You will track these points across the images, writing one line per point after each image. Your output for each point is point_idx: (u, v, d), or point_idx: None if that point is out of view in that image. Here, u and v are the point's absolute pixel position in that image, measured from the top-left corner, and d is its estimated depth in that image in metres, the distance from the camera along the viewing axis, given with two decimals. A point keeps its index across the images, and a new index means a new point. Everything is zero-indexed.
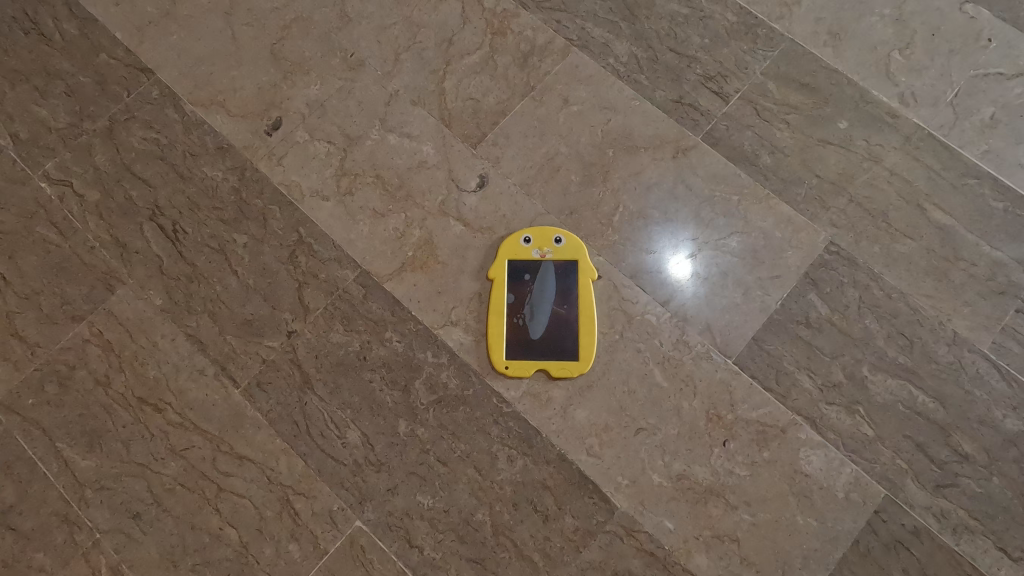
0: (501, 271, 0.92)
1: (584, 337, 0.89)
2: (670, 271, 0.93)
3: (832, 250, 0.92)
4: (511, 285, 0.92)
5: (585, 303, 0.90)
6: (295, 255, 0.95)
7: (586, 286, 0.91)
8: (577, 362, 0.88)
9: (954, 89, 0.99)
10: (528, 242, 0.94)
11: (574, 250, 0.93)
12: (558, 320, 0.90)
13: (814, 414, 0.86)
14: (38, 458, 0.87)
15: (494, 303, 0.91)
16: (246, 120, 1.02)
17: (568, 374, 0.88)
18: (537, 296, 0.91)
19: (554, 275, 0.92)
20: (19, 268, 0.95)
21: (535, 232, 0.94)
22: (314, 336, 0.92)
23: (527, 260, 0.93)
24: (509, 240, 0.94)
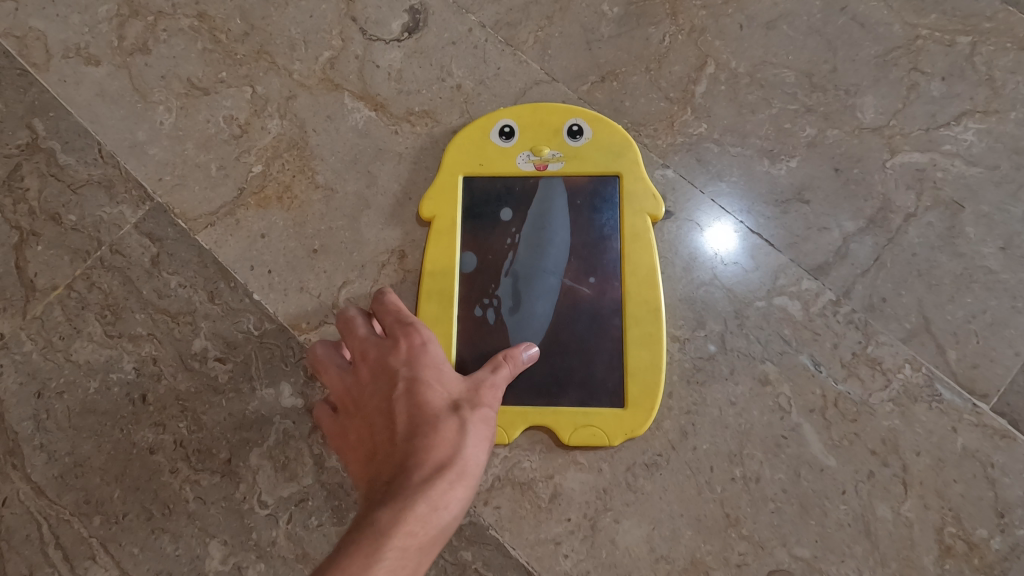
0: (448, 202, 0.42)
1: (637, 352, 0.38)
2: (790, 223, 0.41)
3: None
4: (468, 233, 0.41)
5: (638, 273, 0.39)
6: (19, 176, 0.45)
7: (640, 235, 0.40)
8: (620, 412, 0.37)
9: None
10: (509, 137, 0.42)
11: (612, 153, 0.42)
12: (575, 314, 0.39)
13: None
14: None
15: (431, 274, 0.40)
16: None
17: (597, 442, 0.37)
18: (528, 256, 0.40)
19: (567, 209, 0.41)
20: None
21: (524, 113, 0.43)
22: (38, 349, 0.42)
23: (506, 178, 0.42)
24: (468, 134, 0.43)
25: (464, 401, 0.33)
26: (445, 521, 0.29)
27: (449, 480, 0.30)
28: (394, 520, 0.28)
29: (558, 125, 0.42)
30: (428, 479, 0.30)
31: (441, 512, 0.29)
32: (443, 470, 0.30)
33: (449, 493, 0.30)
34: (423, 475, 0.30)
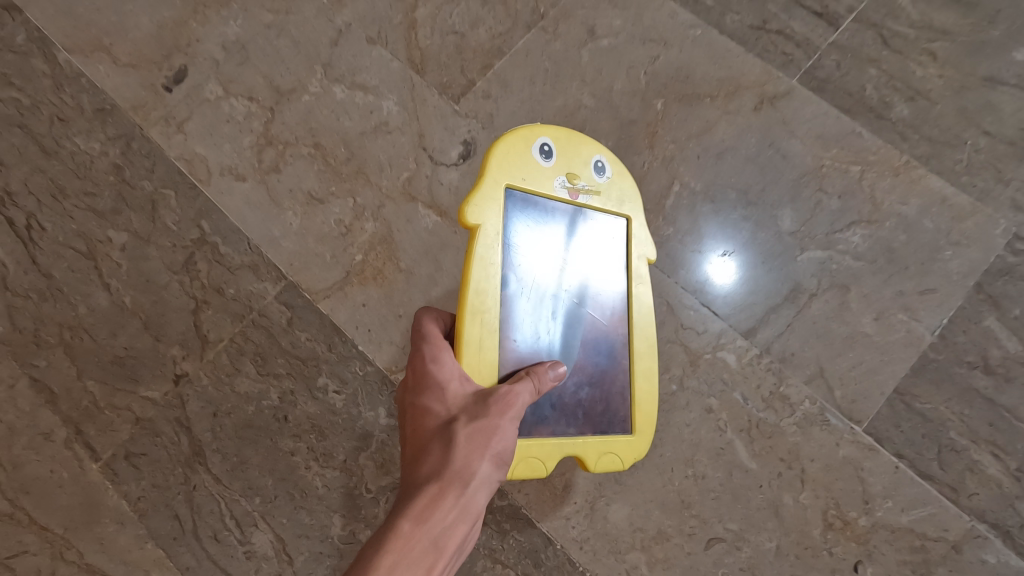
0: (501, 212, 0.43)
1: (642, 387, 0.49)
2: (732, 296, 0.59)
3: (1019, 249, 0.58)
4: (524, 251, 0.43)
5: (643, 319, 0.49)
6: (193, 261, 0.65)
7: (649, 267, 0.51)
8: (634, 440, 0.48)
9: None
10: (546, 157, 0.46)
11: (623, 185, 0.49)
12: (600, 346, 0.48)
13: (1010, 520, 0.52)
14: None
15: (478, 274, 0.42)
16: (138, 72, 0.72)
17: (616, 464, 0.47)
18: (564, 284, 0.46)
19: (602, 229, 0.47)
20: None
21: (556, 144, 0.48)
22: (212, 382, 0.61)
23: (549, 201, 0.46)
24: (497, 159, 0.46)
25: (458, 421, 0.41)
26: (428, 532, 0.38)
27: (431, 498, 0.39)
28: (386, 535, 0.38)
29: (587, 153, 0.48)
30: (416, 499, 0.40)
31: (425, 526, 0.38)
32: (428, 489, 0.40)
33: (432, 510, 0.39)
34: (415, 497, 0.40)
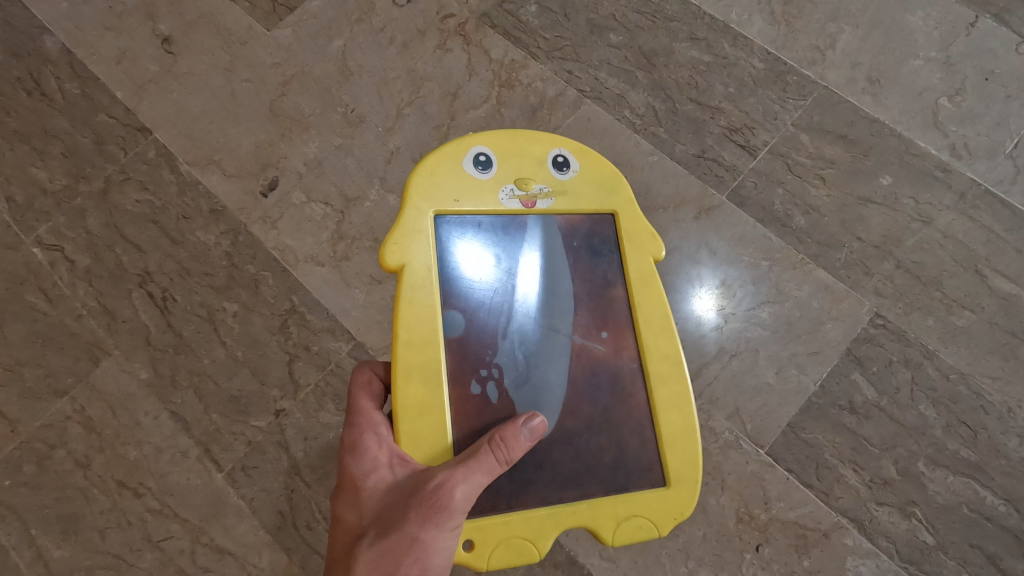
0: (452, 221, 0.59)
1: (672, 417, 0.57)
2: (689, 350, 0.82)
3: (877, 323, 0.82)
4: (471, 251, 0.58)
5: (660, 353, 0.58)
6: (286, 325, 0.89)
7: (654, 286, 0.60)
8: (666, 489, 0.55)
9: (1015, 139, 0.89)
10: (495, 176, 0.61)
11: (586, 176, 0.63)
12: (601, 385, 0.57)
13: (864, 516, 0.75)
14: (10, 546, 0.82)
15: (405, 331, 0.54)
16: (241, 180, 0.97)
17: (643, 512, 0.54)
18: (543, 306, 0.58)
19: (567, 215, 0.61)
20: (5, 336, 0.91)
21: (499, 139, 0.62)
22: (303, 416, 0.85)
23: (501, 207, 0.60)
24: (433, 166, 0.60)
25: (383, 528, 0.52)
26: None
27: None
28: None
29: (537, 158, 0.62)
30: None
31: None
32: None
33: None
34: None
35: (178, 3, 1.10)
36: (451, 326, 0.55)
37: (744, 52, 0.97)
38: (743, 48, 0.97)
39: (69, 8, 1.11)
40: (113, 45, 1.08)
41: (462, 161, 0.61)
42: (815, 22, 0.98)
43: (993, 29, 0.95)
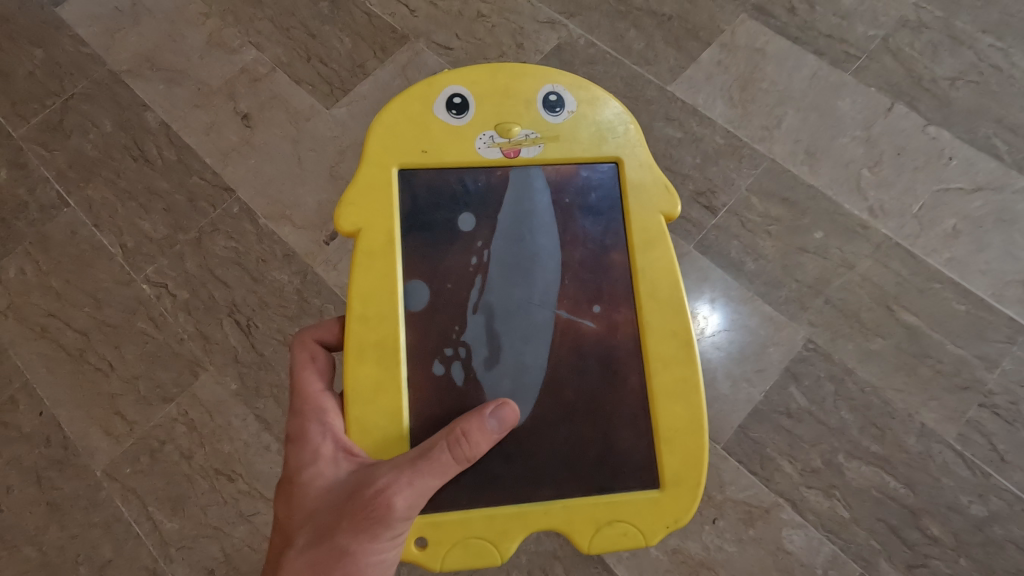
0: (436, 152, 0.74)
1: (679, 396, 0.68)
2: None
3: (809, 346, 1.05)
4: (447, 186, 0.73)
5: (662, 341, 0.69)
6: None
7: (661, 264, 0.71)
8: (658, 495, 0.66)
9: (919, 202, 1.12)
10: (485, 137, 0.74)
11: (579, 113, 0.76)
12: (589, 367, 0.68)
13: (795, 496, 0.97)
14: (133, 520, 1.05)
15: (361, 303, 0.68)
16: (307, 231, 1.22)
17: (638, 513, 0.65)
18: (540, 284, 0.70)
19: (552, 144, 0.75)
20: (122, 355, 1.16)
21: (494, 79, 0.76)
22: None
23: (492, 163, 0.74)
24: (420, 105, 0.75)
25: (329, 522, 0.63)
26: None
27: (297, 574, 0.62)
28: None
29: (527, 94, 0.76)
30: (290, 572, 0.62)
31: None
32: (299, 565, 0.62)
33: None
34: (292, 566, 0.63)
35: (253, 87, 1.36)
36: (412, 298, 0.69)
37: (708, 130, 1.22)
38: (708, 126, 1.22)
39: (165, 89, 1.38)
40: (202, 120, 1.34)
41: (451, 102, 0.75)
42: (765, 107, 1.22)
43: (905, 113, 1.19)
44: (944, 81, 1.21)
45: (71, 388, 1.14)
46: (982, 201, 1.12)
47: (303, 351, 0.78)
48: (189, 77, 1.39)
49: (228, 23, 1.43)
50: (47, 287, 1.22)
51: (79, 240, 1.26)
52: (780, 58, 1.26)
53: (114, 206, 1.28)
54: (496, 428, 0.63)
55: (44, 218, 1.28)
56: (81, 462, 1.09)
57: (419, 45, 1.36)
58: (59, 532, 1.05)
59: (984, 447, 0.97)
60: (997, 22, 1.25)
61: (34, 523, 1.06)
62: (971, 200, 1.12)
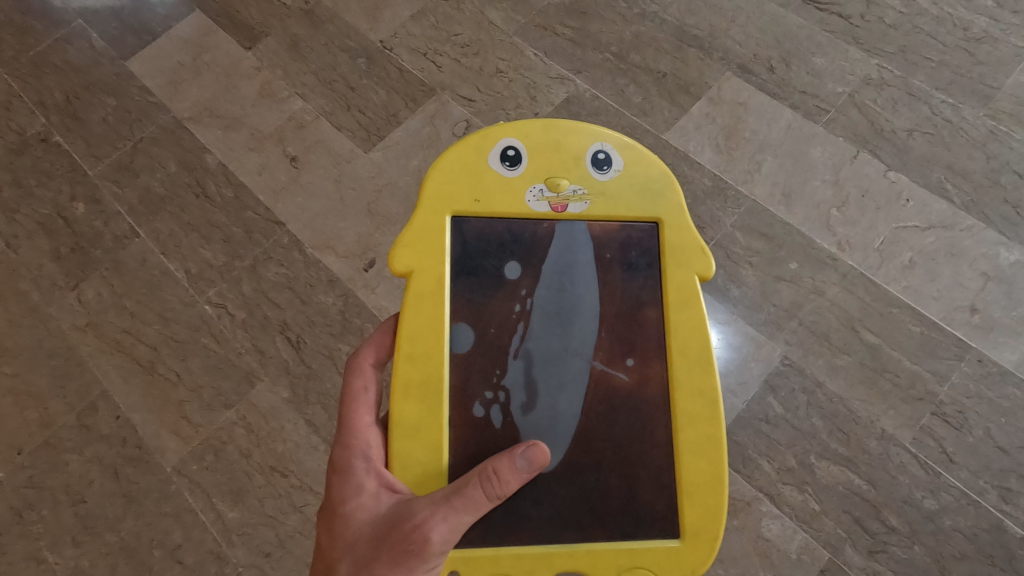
0: (488, 202, 0.81)
1: (703, 453, 0.75)
2: None
3: (785, 362, 1.22)
4: (495, 235, 0.80)
5: (691, 400, 0.76)
6: None
7: (693, 324, 0.78)
8: (679, 547, 0.73)
9: (880, 238, 1.30)
10: (537, 190, 0.82)
11: (625, 171, 0.83)
12: (618, 416, 0.76)
13: (773, 491, 1.13)
14: (199, 509, 1.21)
15: (409, 343, 0.75)
16: (349, 260, 1.40)
17: (659, 561, 0.73)
18: (580, 336, 0.78)
19: (598, 202, 0.82)
20: (188, 367, 1.33)
21: (547, 135, 0.84)
22: None
23: (540, 216, 0.81)
24: (476, 154, 0.82)
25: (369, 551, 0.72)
26: None
27: None
28: None
29: (578, 152, 0.83)
30: None
31: None
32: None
33: None
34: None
35: (300, 132, 1.56)
36: (458, 340, 0.76)
37: (698, 173, 1.40)
38: (698, 170, 1.40)
39: (223, 134, 1.58)
40: (255, 161, 1.53)
41: (505, 154, 0.83)
42: (747, 153, 1.41)
43: (869, 160, 1.38)
44: (903, 131, 1.40)
45: (144, 395, 1.31)
46: (933, 237, 1.29)
47: (352, 377, 0.86)
48: (244, 123, 1.58)
49: (278, 76, 1.64)
50: (122, 307, 1.40)
51: (149, 265, 1.44)
52: (761, 111, 1.45)
53: (179, 237, 1.47)
54: (525, 469, 0.69)
55: (117, 246, 1.47)
56: (153, 459, 1.26)
57: (445, 96, 1.56)
58: (136, 519, 1.21)
59: (935, 449, 1.14)
60: (949, 80, 1.44)
61: (113, 512, 1.22)
62: (925, 236, 1.30)
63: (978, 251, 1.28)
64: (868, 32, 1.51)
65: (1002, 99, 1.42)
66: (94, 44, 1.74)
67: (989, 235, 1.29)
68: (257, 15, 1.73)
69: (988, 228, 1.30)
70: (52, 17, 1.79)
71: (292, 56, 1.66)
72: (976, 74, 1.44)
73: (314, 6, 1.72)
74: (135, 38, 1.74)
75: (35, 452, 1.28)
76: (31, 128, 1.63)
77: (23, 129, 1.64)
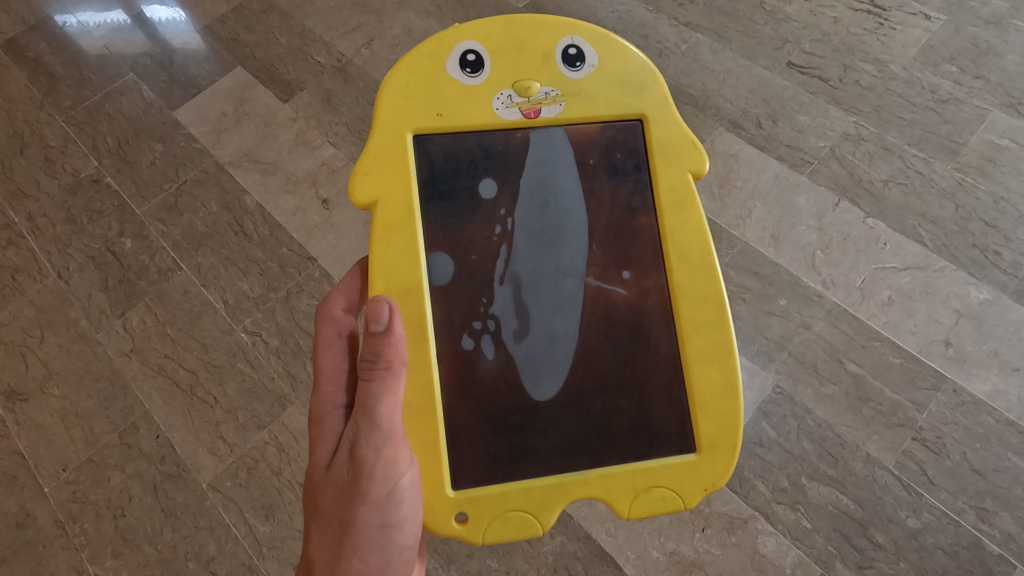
0: (455, 111, 0.85)
1: (710, 355, 0.82)
2: None
3: (776, 390, 1.32)
4: (466, 152, 0.85)
5: (695, 310, 0.82)
6: None
7: (690, 231, 0.84)
8: (696, 459, 0.81)
9: (861, 277, 1.43)
10: (509, 97, 0.86)
11: (594, 63, 0.88)
12: (620, 335, 0.83)
13: (767, 509, 1.23)
14: (232, 523, 1.31)
15: (383, 278, 0.81)
16: None
17: (679, 469, 0.80)
18: (574, 254, 0.84)
19: (571, 101, 0.87)
20: (224, 390, 1.44)
21: (510, 34, 0.87)
22: None
23: (513, 123, 0.86)
24: (437, 65, 0.86)
25: (336, 479, 0.82)
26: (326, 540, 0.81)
27: (327, 523, 0.82)
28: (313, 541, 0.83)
29: (544, 48, 0.87)
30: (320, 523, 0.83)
31: (324, 536, 0.82)
32: (325, 516, 0.82)
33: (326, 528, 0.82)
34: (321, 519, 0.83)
35: (332, 177, 1.71)
36: (437, 272, 0.82)
37: None
38: None
39: (261, 177, 1.73)
40: (290, 203, 1.68)
41: (467, 59, 0.86)
42: (738, 201, 1.55)
43: (849, 208, 1.52)
44: (879, 182, 1.54)
45: (183, 416, 1.42)
46: (909, 277, 1.42)
47: (324, 326, 0.95)
48: (280, 168, 1.74)
49: (312, 126, 1.81)
50: (164, 334, 1.52)
51: (190, 296, 1.56)
52: (751, 162, 1.60)
53: (219, 270, 1.59)
54: (380, 333, 0.76)
55: (161, 279, 1.60)
56: (191, 476, 1.36)
57: None
58: (173, 533, 1.31)
59: (916, 471, 1.24)
60: (920, 137, 1.60)
61: (152, 525, 1.32)
62: (902, 276, 1.43)
63: (950, 290, 1.40)
64: (846, 93, 1.69)
65: (968, 154, 1.57)
66: (145, 96, 1.92)
67: (960, 276, 1.42)
68: (294, 72, 1.91)
69: (959, 269, 1.43)
70: (107, 72, 1.97)
71: (326, 109, 1.83)
72: (944, 131, 1.60)
73: (346, 64, 1.91)
74: (181, 91, 1.91)
75: (79, 468, 1.38)
76: (84, 171, 1.79)
77: (77, 171, 1.79)
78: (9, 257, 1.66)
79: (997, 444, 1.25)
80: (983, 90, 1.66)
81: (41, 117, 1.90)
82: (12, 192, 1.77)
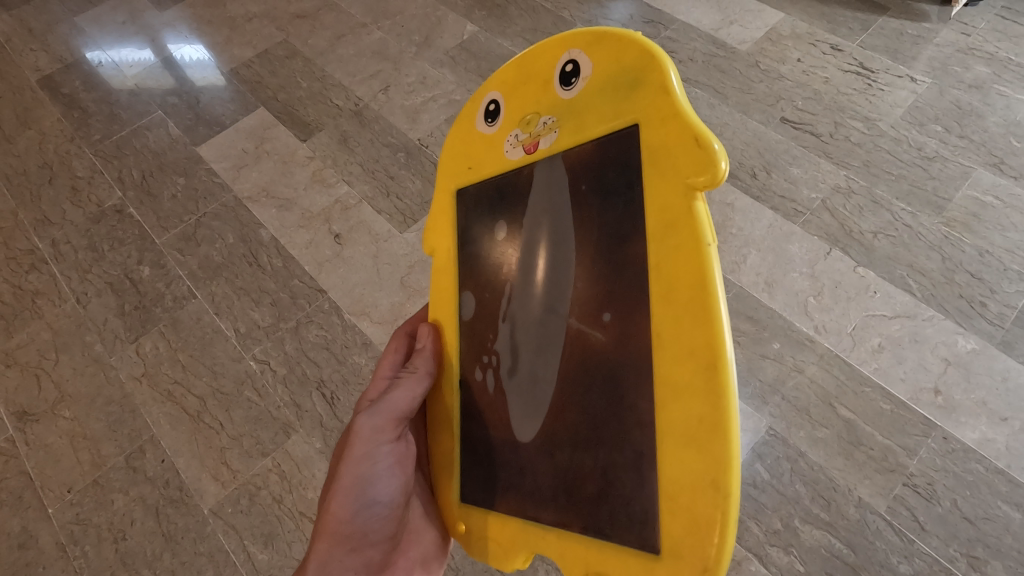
0: (480, 163, 0.84)
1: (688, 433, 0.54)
2: None
3: (769, 432, 1.36)
4: (487, 197, 0.82)
5: (674, 365, 0.56)
6: None
7: (678, 251, 0.58)
8: (656, 564, 0.57)
9: (852, 324, 1.48)
10: (517, 136, 0.79)
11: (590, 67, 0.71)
12: (592, 388, 0.64)
13: (761, 551, 1.25)
14: (231, 550, 1.32)
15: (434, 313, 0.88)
16: (383, 325, 1.59)
17: (629, 562, 0.60)
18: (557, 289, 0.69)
19: (567, 123, 0.73)
20: (231, 416, 1.48)
21: (517, 72, 0.80)
22: None
23: (520, 162, 0.78)
24: (468, 123, 0.86)
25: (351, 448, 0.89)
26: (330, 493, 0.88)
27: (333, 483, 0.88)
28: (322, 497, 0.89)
29: (545, 74, 0.76)
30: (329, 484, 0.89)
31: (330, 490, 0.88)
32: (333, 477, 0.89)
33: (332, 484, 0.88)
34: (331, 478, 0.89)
35: (344, 214, 1.79)
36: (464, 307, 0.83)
37: None
38: None
39: (277, 212, 1.81)
40: (303, 237, 1.75)
41: (484, 111, 0.84)
42: (734, 248, 1.62)
43: (840, 257, 1.58)
44: (869, 233, 1.61)
45: (189, 441, 1.45)
46: (899, 325, 1.47)
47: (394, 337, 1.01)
48: (296, 204, 1.82)
49: (328, 165, 1.90)
50: (176, 360, 1.57)
51: (203, 324, 1.62)
52: (746, 211, 1.68)
53: (232, 300, 1.65)
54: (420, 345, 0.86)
55: (176, 306, 1.65)
56: (194, 501, 1.38)
57: None
58: (172, 557, 1.32)
59: (907, 517, 1.26)
60: (907, 191, 1.68)
61: (153, 550, 1.33)
62: (891, 323, 1.48)
63: (938, 339, 1.45)
64: (837, 148, 1.77)
65: (953, 209, 1.64)
66: (171, 132, 2.02)
67: (948, 325, 1.47)
68: (313, 114, 2.02)
69: (946, 318, 1.48)
70: (137, 109, 2.08)
71: (342, 149, 1.93)
72: (930, 187, 1.68)
73: (363, 108, 2.02)
74: (206, 129, 2.02)
75: (84, 490, 1.40)
76: (109, 201, 1.87)
77: (102, 201, 1.87)
78: (30, 281, 1.72)
79: (988, 492, 1.28)
80: (967, 149, 1.75)
81: (71, 149, 1.99)
82: (38, 218, 1.84)
